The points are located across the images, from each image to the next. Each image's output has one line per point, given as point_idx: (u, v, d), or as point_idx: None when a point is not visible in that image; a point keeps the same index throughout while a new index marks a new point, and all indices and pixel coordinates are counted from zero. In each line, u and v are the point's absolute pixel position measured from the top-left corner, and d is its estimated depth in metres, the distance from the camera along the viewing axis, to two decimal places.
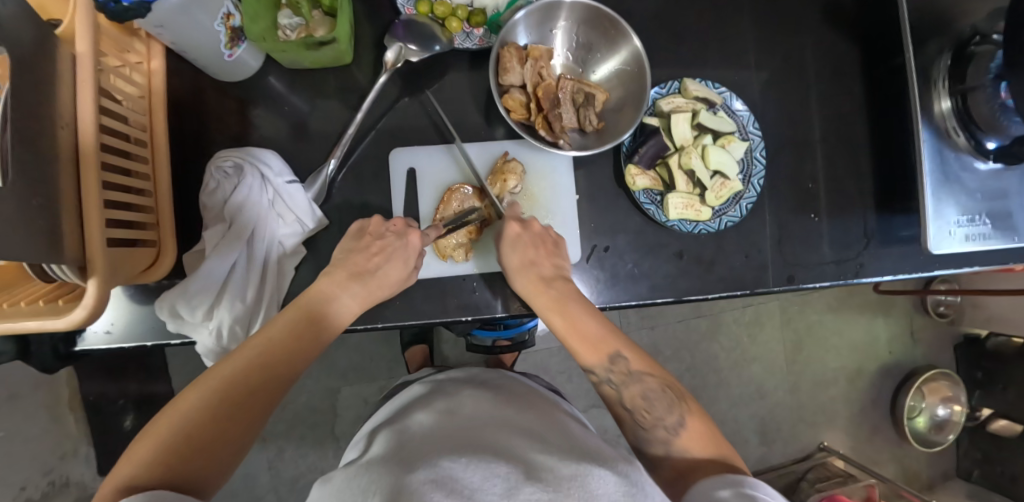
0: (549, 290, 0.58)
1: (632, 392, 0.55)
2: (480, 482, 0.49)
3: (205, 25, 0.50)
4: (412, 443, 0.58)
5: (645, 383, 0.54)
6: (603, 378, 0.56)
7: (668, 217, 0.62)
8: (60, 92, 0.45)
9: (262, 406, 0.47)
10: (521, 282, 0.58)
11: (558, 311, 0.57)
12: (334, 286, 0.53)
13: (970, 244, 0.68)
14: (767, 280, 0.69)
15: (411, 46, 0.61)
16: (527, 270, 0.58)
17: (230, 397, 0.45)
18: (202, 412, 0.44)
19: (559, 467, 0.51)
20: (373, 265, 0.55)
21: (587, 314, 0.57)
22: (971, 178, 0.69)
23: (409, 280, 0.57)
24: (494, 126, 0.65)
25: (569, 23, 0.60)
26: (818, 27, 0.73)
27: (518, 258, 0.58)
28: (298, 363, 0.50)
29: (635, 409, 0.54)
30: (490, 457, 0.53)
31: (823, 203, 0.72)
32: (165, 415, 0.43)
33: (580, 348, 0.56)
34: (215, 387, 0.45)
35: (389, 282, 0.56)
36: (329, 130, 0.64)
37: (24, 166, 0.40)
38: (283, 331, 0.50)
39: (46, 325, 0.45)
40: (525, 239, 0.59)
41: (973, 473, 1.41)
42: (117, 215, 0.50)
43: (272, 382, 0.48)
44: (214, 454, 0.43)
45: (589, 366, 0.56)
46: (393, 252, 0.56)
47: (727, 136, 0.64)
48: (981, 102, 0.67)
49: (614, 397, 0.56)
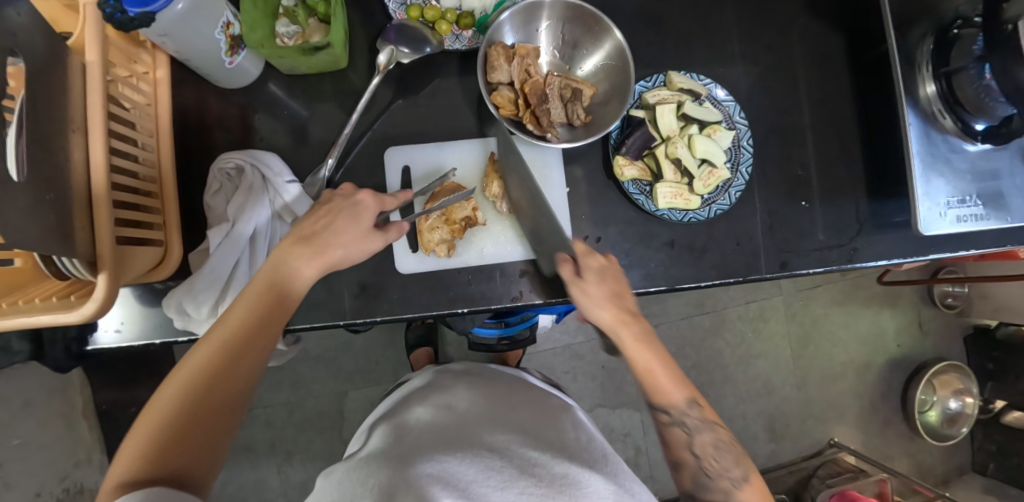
0: (632, 325, 0.57)
1: (702, 439, 0.56)
2: (477, 477, 0.51)
3: (206, 33, 0.53)
4: (404, 438, 0.60)
5: (716, 434, 0.56)
6: (674, 420, 0.57)
7: (657, 206, 0.64)
8: (71, 98, 0.48)
9: (237, 396, 0.49)
10: (600, 315, 0.57)
11: (646, 346, 0.57)
12: (284, 253, 0.54)
13: (962, 225, 0.68)
14: (760, 266, 0.70)
15: (402, 49, 0.63)
16: (611, 301, 0.57)
17: (202, 390, 0.47)
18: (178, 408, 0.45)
19: (553, 468, 0.54)
20: (319, 227, 0.55)
21: (664, 360, 0.57)
22: (960, 159, 0.69)
23: (369, 239, 0.57)
24: (486, 123, 0.67)
25: (553, 21, 0.62)
26: (802, 18, 0.75)
27: (607, 290, 0.57)
28: (264, 347, 0.51)
29: (701, 456, 0.56)
30: (485, 452, 0.55)
31: (813, 190, 0.73)
32: (145, 415, 0.45)
33: (654, 389, 0.57)
34: (187, 382, 0.47)
35: (338, 240, 0.55)
36: (327, 132, 0.66)
37: (38, 164, 0.42)
38: (244, 315, 0.50)
39: (58, 318, 0.47)
40: (609, 273, 0.59)
41: (989, 466, 1.39)
42: (123, 214, 0.52)
43: (240, 370, 0.49)
44: (198, 450, 0.45)
45: (665, 406, 0.57)
46: (340, 211, 0.57)
47: (713, 125, 0.66)
48: (966, 84, 0.66)
49: (683, 441, 0.56)
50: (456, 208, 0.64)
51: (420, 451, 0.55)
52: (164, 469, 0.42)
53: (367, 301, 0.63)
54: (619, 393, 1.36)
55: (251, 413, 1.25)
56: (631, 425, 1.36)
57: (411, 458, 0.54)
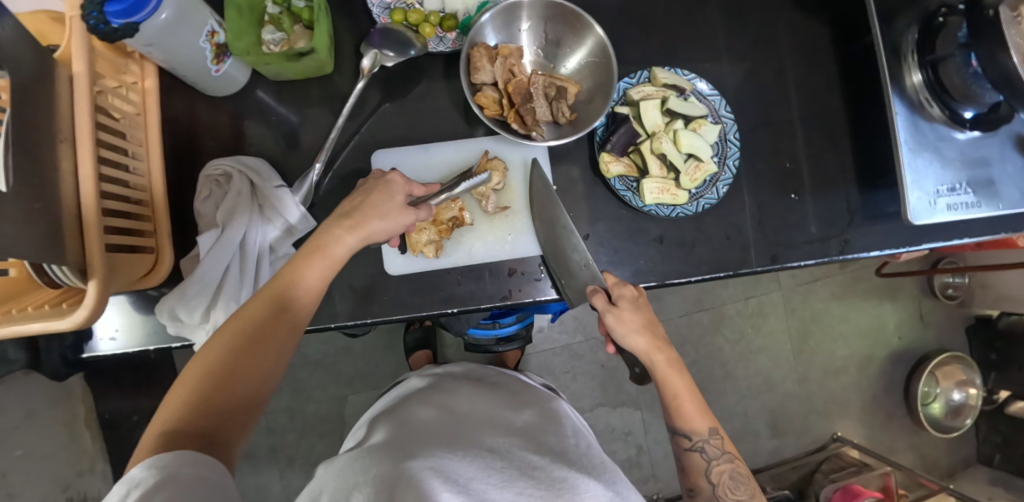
0: (665, 351, 0.58)
1: (721, 468, 0.57)
2: (478, 475, 0.51)
3: (191, 42, 0.54)
4: (404, 433, 0.59)
5: (735, 466, 0.57)
6: (695, 445, 0.58)
7: (644, 202, 0.64)
8: (59, 108, 0.49)
9: (271, 364, 0.50)
10: (635, 341, 0.58)
11: (678, 373, 0.58)
12: (329, 226, 0.54)
13: (953, 213, 0.68)
14: (750, 260, 0.70)
15: (386, 52, 0.63)
16: (647, 329, 0.59)
17: (240, 355, 0.48)
18: (215, 370, 0.47)
19: (553, 472, 0.54)
20: (359, 201, 0.56)
21: (690, 392, 0.58)
22: (948, 147, 0.69)
23: (404, 214, 0.57)
24: (473, 124, 0.68)
25: (536, 20, 0.63)
26: (786, 11, 0.75)
27: (642, 318, 0.59)
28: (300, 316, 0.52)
29: (718, 483, 0.57)
30: (484, 453, 0.56)
31: (802, 183, 0.73)
32: (187, 373, 0.47)
33: (680, 414, 0.58)
34: (225, 345, 0.48)
35: (377, 211, 0.56)
36: (315, 137, 0.67)
37: (25, 174, 0.43)
38: (283, 283, 0.51)
39: (50, 325, 0.48)
40: (642, 302, 0.60)
41: (995, 458, 1.37)
42: (114, 222, 0.53)
43: (274, 337, 0.50)
44: (232, 413, 0.47)
45: (689, 431, 0.58)
46: (380, 186, 0.57)
47: (698, 119, 0.66)
48: (953, 72, 0.66)
49: (702, 468, 0.58)
50: (443, 210, 0.65)
51: (420, 447, 0.55)
52: (199, 429, 0.44)
53: (358, 303, 0.63)
54: (620, 392, 1.35)
55: None
56: (632, 424, 1.35)
57: (410, 452, 0.53)
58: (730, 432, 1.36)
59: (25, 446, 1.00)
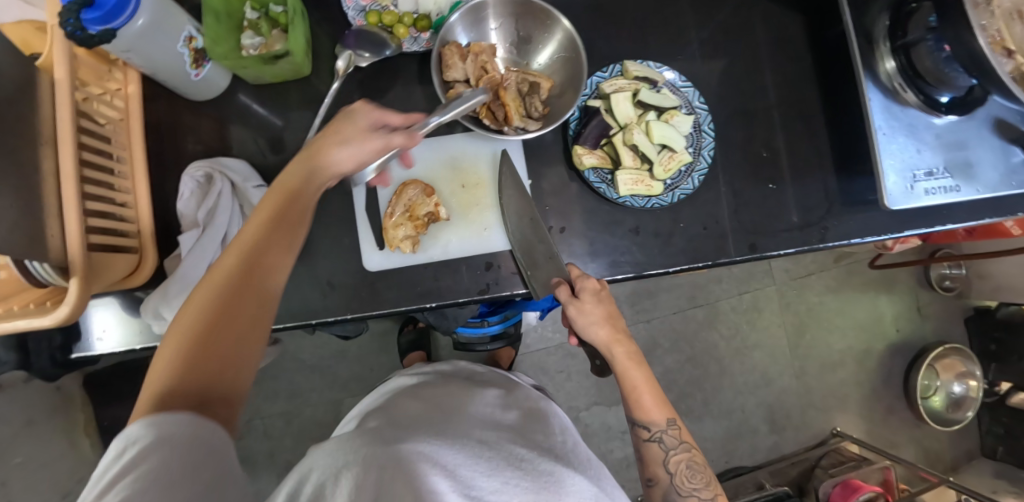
0: (624, 344, 0.61)
1: (678, 458, 0.59)
2: (468, 462, 0.52)
3: (167, 47, 0.56)
4: (398, 421, 0.60)
5: (692, 456, 0.59)
6: (653, 436, 0.60)
7: (619, 193, 0.65)
8: (40, 114, 0.50)
9: (262, 309, 0.47)
10: (596, 333, 0.60)
11: (637, 366, 0.60)
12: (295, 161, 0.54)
13: (931, 197, 0.68)
14: (729, 249, 0.70)
15: (360, 53, 0.65)
16: (607, 321, 0.61)
17: (228, 301, 0.45)
18: (204, 321, 0.44)
19: (537, 464, 0.56)
20: (321, 137, 0.56)
21: (650, 381, 0.60)
22: (925, 131, 0.69)
23: (374, 137, 0.56)
24: (451, 123, 0.69)
25: (507, 18, 0.64)
26: (758, 3, 0.76)
27: (603, 311, 0.61)
28: (280, 257, 0.50)
29: (675, 472, 0.59)
30: (471, 441, 0.56)
31: (780, 172, 0.74)
32: (173, 331, 0.43)
33: (636, 406, 0.60)
34: (208, 296, 0.45)
35: (349, 135, 0.56)
36: (295, 138, 0.69)
37: (4, 175, 0.44)
38: (260, 228, 0.50)
39: (33, 322, 0.50)
40: (605, 296, 0.62)
41: (998, 450, 1.35)
42: (96, 223, 0.55)
43: (258, 281, 0.48)
44: (232, 360, 0.44)
45: (650, 422, 0.60)
46: (338, 123, 0.57)
47: (671, 111, 0.67)
48: (924, 55, 0.66)
49: (659, 457, 0.59)
50: (419, 204, 0.64)
51: (408, 432, 0.55)
52: (193, 382, 0.41)
53: (339, 300, 0.64)
54: (615, 390, 1.35)
55: (248, 425, 1.27)
56: (628, 422, 1.35)
57: (398, 436, 0.53)
58: (727, 429, 1.36)
59: (25, 453, 1.01)
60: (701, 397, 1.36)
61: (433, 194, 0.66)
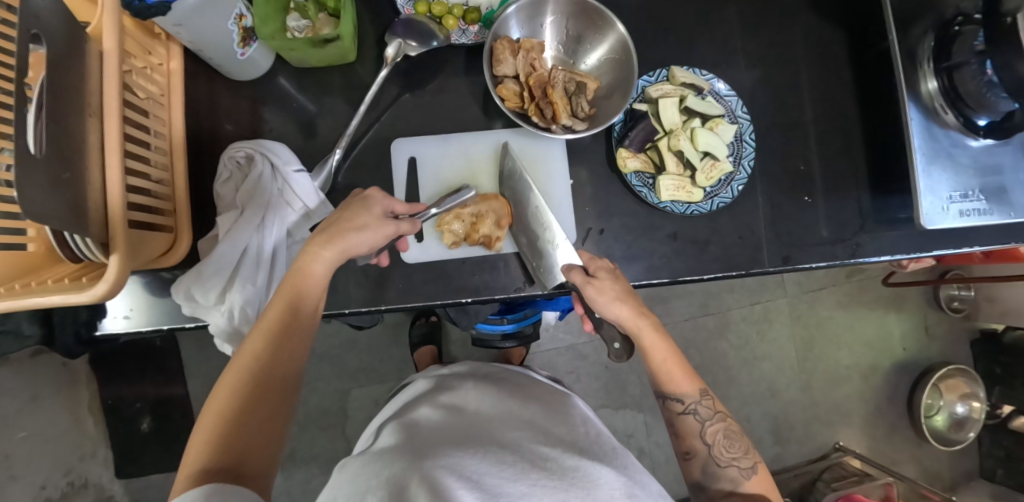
0: (648, 318, 0.59)
1: (714, 428, 0.59)
2: (491, 470, 0.50)
3: (219, 25, 0.54)
4: (416, 435, 0.59)
5: (727, 425, 0.59)
6: (687, 408, 0.60)
7: (660, 199, 0.65)
8: (88, 83, 0.48)
9: (281, 386, 0.52)
10: (619, 310, 0.59)
11: (663, 339, 0.60)
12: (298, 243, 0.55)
13: (964, 220, 0.68)
14: (763, 260, 0.70)
15: (410, 42, 0.65)
16: (626, 300, 0.59)
17: (250, 391, 0.50)
18: (229, 409, 0.48)
19: (564, 462, 0.54)
20: (329, 219, 0.56)
21: (676, 352, 0.60)
22: (962, 154, 0.69)
23: (382, 224, 0.57)
24: (492, 118, 0.68)
25: (558, 16, 0.64)
26: (803, 16, 0.76)
27: (620, 288, 0.59)
28: (299, 337, 0.54)
29: (713, 443, 0.59)
30: (493, 449, 0.55)
31: (817, 185, 0.74)
32: (203, 417, 0.48)
33: (668, 378, 0.60)
34: (236, 383, 0.50)
35: (349, 224, 0.55)
36: (334, 125, 0.68)
37: (57, 144, 0.43)
38: (281, 313, 0.52)
39: (70, 298, 0.47)
40: (618, 275, 0.61)
41: (997, 472, 1.37)
42: (135, 198, 0.53)
43: (279, 360, 0.52)
44: (258, 436, 0.48)
45: (680, 394, 0.60)
46: (352, 203, 0.57)
47: (716, 119, 0.67)
48: (967, 79, 0.66)
49: (695, 429, 0.59)
50: (485, 217, 0.64)
51: (433, 446, 0.55)
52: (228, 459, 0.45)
53: (373, 291, 0.64)
54: (624, 394, 1.35)
55: None
56: (634, 426, 1.35)
57: (426, 452, 0.53)
58: None
59: (29, 428, 0.99)
60: None
61: (495, 198, 0.67)
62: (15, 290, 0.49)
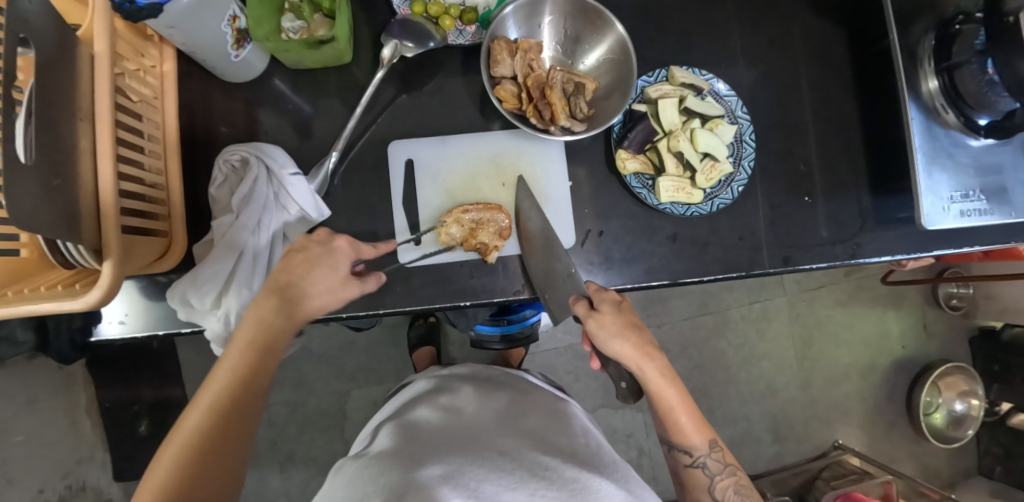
0: (655, 360, 0.58)
1: (724, 483, 0.58)
2: (488, 478, 0.50)
3: (213, 26, 0.54)
4: (415, 438, 0.59)
5: (737, 479, 0.58)
6: (695, 462, 0.59)
7: (660, 200, 0.64)
8: (79, 86, 0.47)
9: (247, 414, 0.53)
10: (618, 346, 0.57)
11: (670, 384, 0.58)
12: (259, 300, 0.54)
13: (965, 220, 0.68)
14: (763, 261, 0.70)
15: (407, 43, 0.63)
16: (631, 332, 0.58)
17: (221, 411, 0.51)
18: (198, 428, 0.49)
19: (563, 471, 0.54)
20: (295, 276, 0.54)
21: (686, 401, 0.58)
22: (963, 154, 0.69)
23: (344, 286, 0.56)
24: (490, 119, 0.68)
25: (557, 16, 0.63)
26: (803, 14, 0.75)
27: (623, 322, 0.58)
28: (265, 372, 0.55)
29: (723, 499, 0.58)
30: (492, 455, 0.55)
31: (816, 185, 0.73)
32: (164, 450, 0.48)
33: (675, 431, 0.59)
34: (203, 417, 0.50)
35: (318, 290, 0.55)
36: (330, 127, 0.67)
37: (46, 149, 0.41)
38: (252, 339, 0.53)
39: (63, 306, 0.47)
40: (627, 308, 0.60)
41: (996, 469, 1.37)
42: (128, 204, 0.52)
43: (247, 383, 0.53)
44: (220, 467, 0.50)
45: (689, 446, 0.59)
46: (317, 259, 0.55)
47: (715, 119, 0.66)
48: (967, 78, 0.66)
49: (703, 483, 0.59)
50: (484, 229, 0.62)
51: (433, 451, 0.55)
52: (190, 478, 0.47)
53: (370, 295, 0.63)
54: None
55: None
56: (634, 426, 1.35)
57: (425, 459, 0.53)
58: (730, 437, 1.36)
59: None
60: (707, 404, 1.36)
61: (499, 209, 0.64)
62: (6, 297, 0.50)
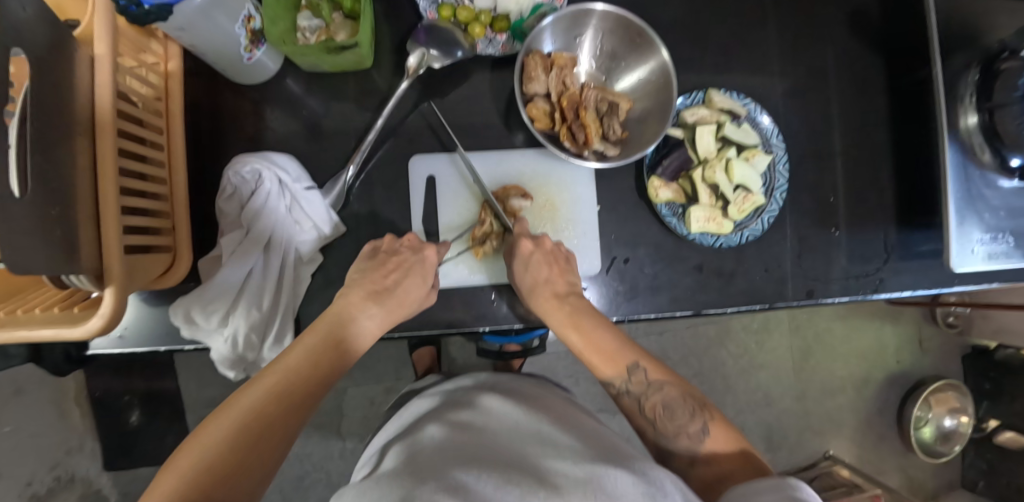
0: (563, 309, 0.57)
1: (652, 402, 0.53)
2: (497, 491, 0.40)
3: (226, 28, 0.49)
4: (420, 452, 0.50)
5: (663, 392, 0.53)
6: (619, 390, 0.54)
7: (689, 230, 0.62)
8: (78, 95, 0.42)
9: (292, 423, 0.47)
10: (535, 302, 0.58)
11: (576, 332, 0.56)
12: (352, 306, 0.55)
13: (992, 263, 0.65)
14: (787, 294, 0.68)
15: (433, 52, 0.60)
16: (542, 289, 0.58)
17: (265, 412, 0.45)
18: (236, 428, 0.43)
19: (573, 474, 0.43)
20: (390, 283, 0.56)
21: (605, 331, 0.56)
22: (995, 196, 0.65)
23: (428, 299, 0.58)
24: (514, 132, 0.64)
25: (596, 31, 0.60)
26: (844, 36, 0.72)
27: (530, 277, 0.58)
28: (326, 383, 0.50)
29: (655, 418, 0.52)
30: (506, 466, 0.44)
31: (843, 217, 0.71)
32: (178, 460, 0.40)
33: (596, 361, 0.55)
34: (229, 429, 0.43)
35: (410, 300, 0.57)
36: (345, 135, 0.63)
37: (43, 175, 0.37)
38: (310, 348, 0.51)
39: (62, 334, 0.43)
40: (537, 258, 0.59)
41: (979, 484, 1.41)
42: (134, 223, 0.48)
43: (300, 391, 0.48)
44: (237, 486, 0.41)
45: (608, 378, 0.55)
46: (411, 268, 0.58)
47: (751, 148, 0.64)
48: (1009, 118, 0.63)
49: (634, 409, 0.53)
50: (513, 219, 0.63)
51: (442, 461, 0.45)
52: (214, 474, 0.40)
53: None
54: None
55: None
56: (630, 431, 1.35)
57: (427, 473, 0.43)
58: None
59: None
60: None
61: (529, 199, 0.64)
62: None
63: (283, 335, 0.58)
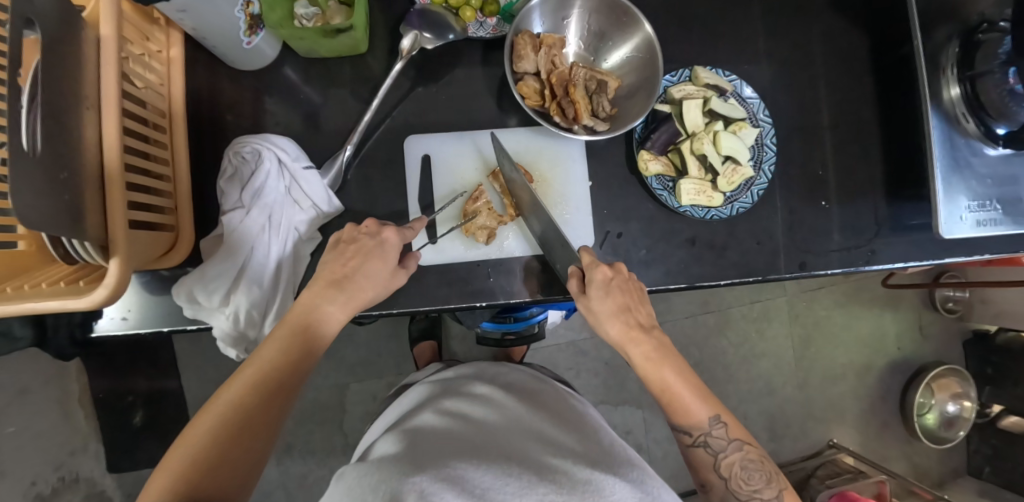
0: (641, 344, 0.55)
1: (730, 460, 0.55)
2: (490, 483, 0.41)
3: (226, 12, 0.51)
4: (417, 439, 0.49)
5: (743, 453, 0.54)
6: (697, 441, 0.55)
7: (680, 203, 0.63)
8: (85, 73, 0.44)
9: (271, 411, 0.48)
10: (613, 328, 0.56)
11: (658, 367, 0.55)
12: (314, 297, 0.53)
13: (981, 230, 0.66)
14: (779, 266, 0.69)
15: (425, 34, 0.62)
16: (619, 316, 0.56)
17: (247, 407, 0.47)
18: (218, 424, 0.45)
19: (572, 473, 0.43)
20: (349, 270, 0.54)
21: (684, 377, 0.55)
22: (981, 164, 0.67)
23: (394, 280, 0.57)
24: (508, 114, 0.66)
25: (582, 11, 0.62)
26: (827, 15, 0.73)
27: (613, 304, 0.55)
28: (301, 372, 0.51)
29: (730, 475, 0.55)
30: (495, 455, 0.45)
31: (833, 191, 0.72)
32: (169, 458, 0.43)
33: (675, 410, 0.55)
34: (213, 427, 0.45)
35: (371, 283, 0.55)
36: (343, 120, 0.65)
37: (51, 139, 0.38)
38: (285, 342, 0.51)
39: (67, 304, 0.44)
40: (617, 285, 0.56)
41: (984, 470, 1.40)
42: (138, 199, 0.50)
43: (278, 386, 0.49)
44: (225, 479, 0.43)
45: (686, 427, 0.55)
46: (370, 253, 0.56)
47: (738, 122, 0.65)
48: (991, 88, 0.65)
49: (709, 462, 0.55)
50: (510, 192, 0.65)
51: (438, 453, 0.45)
52: (202, 468, 0.42)
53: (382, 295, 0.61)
54: (622, 390, 1.35)
55: None
56: (633, 423, 1.36)
57: (424, 461, 0.43)
58: None
59: None
60: None
61: (531, 181, 0.66)
62: (5, 295, 0.46)
63: (282, 313, 0.59)
